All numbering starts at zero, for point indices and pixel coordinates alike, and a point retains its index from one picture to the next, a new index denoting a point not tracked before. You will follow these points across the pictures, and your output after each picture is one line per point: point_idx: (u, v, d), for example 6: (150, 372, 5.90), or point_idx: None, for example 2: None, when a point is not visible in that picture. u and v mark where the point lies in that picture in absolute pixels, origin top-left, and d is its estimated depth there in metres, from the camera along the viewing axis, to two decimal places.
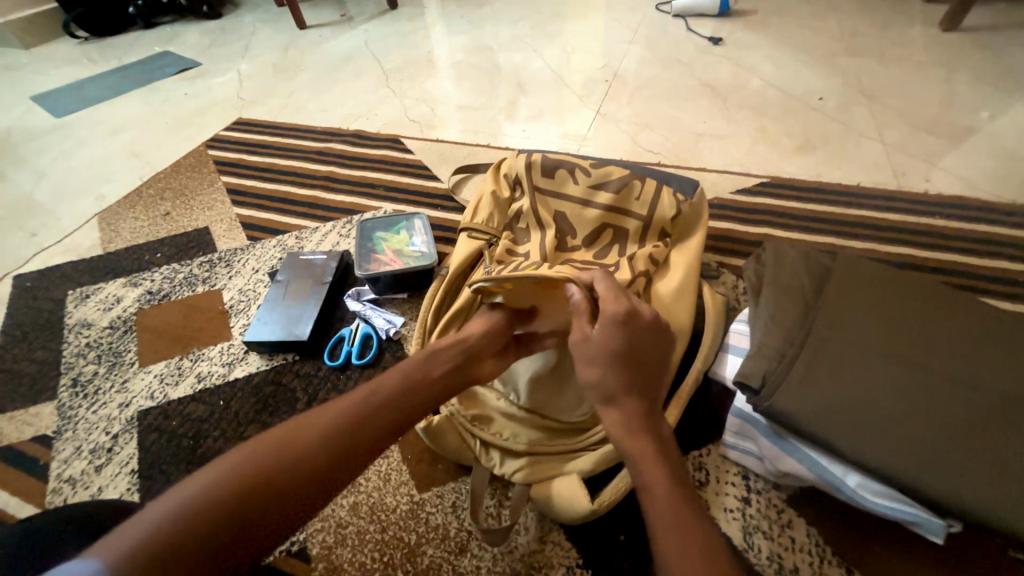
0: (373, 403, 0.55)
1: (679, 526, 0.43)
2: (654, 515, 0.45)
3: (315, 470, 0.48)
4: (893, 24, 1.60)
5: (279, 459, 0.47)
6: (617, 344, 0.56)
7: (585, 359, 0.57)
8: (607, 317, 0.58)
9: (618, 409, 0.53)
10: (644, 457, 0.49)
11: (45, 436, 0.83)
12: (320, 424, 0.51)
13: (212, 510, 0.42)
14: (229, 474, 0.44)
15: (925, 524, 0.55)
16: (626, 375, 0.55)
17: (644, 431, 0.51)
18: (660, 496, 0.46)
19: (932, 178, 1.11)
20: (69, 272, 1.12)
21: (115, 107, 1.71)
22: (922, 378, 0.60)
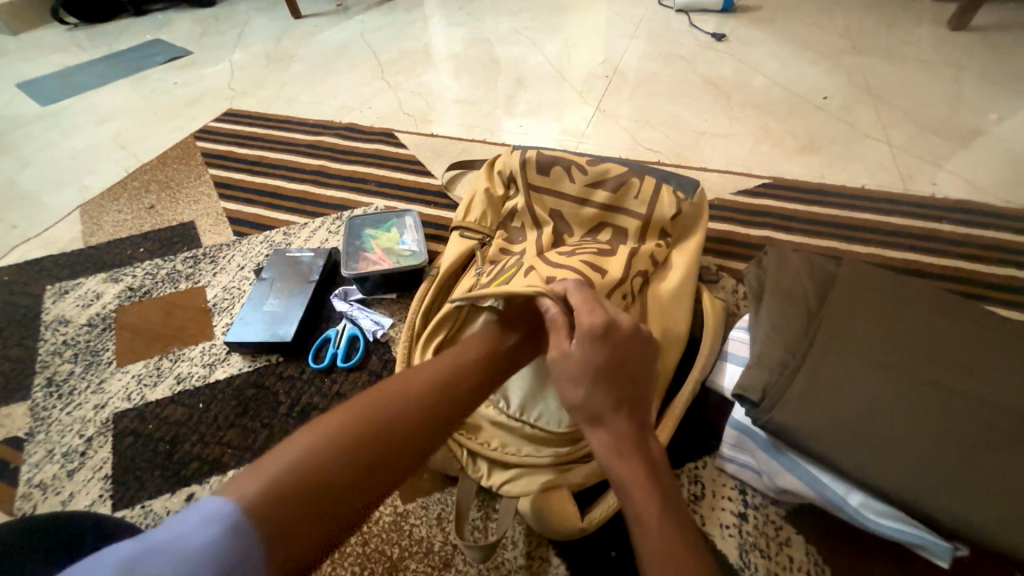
0: (466, 372, 0.53)
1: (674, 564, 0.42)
2: (647, 550, 0.43)
3: (423, 438, 0.46)
4: (900, 22, 1.56)
5: (387, 426, 0.44)
6: (600, 359, 0.52)
7: (567, 377, 0.52)
8: (585, 330, 0.53)
9: (606, 431, 0.50)
10: (635, 484, 0.47)
11: (17, 438, 0.80)
12: (418, 391, 0.48)
13: (327, 475, 0.40)
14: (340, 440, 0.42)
15: (931, 547, 0.53)
16: (611, 393, 0.51)
17: (635, 455, 0.49)
18: (653, 529, 0.44)
19: (939, 181, 1.08)
20: (48, 267, 1.08)
21: (103, 96, 1.67)
22: (930, 392, 0.58)
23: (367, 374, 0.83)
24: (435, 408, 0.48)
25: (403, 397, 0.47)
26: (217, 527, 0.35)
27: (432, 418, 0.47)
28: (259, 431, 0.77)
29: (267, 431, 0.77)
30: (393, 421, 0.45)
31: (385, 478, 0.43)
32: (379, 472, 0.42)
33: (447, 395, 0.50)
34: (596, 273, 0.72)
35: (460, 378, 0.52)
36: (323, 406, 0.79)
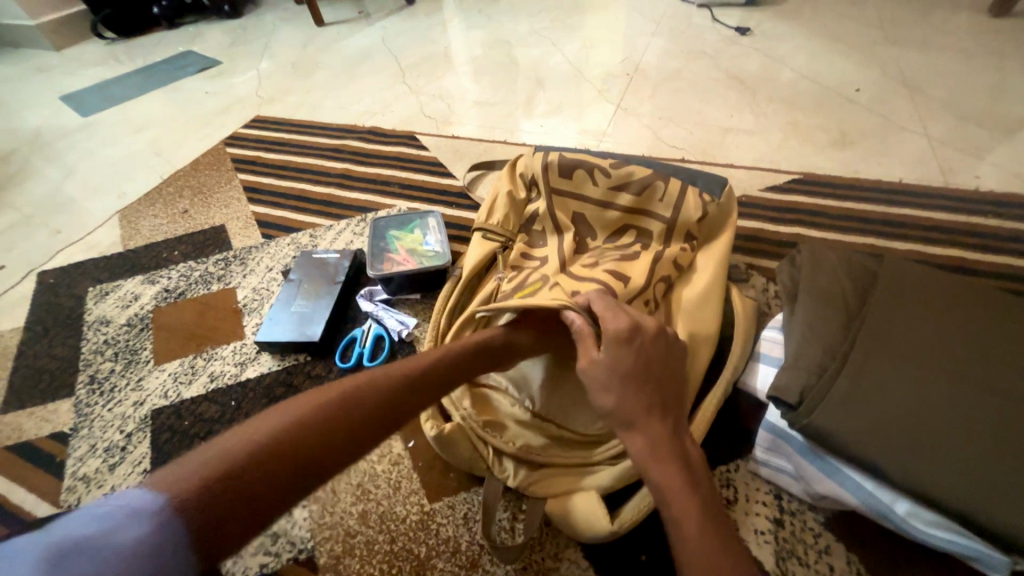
0: (426, 365, 0.54)
1: (710, 562, 0.41)
2: (685, 552, 0.43)
3: (373, 422, 0.47)
4: (936, 10, 1.50)
5: (337, 408, 0.45)
6: (629, 365, 0.53)
7: (599, 384, 0.53)
8: (610, 336, 0.55)
9: (641, 434, 0.50)
10: (671, 488, 0.46)
11: (62, 433, 0.84)
12: (374, 379, 0.50)
13: (272, 452, 0.41)
14: (289, 420, 0.43)
15: (986, 559, 0.50)
16: (642, 398, 0.51)
17: (671, 458, 0.48)
18: (690, 532, 0.43)
19: (982, 174, 1.03)
20: (90, 269, 1.13)
21: (139, 106, 1.74)
22: (982, 394, 0.55)
23: None
24: (389, 396, 0.49)
25: (357, 384, 0.49)
26: (144, 519, 0.33)
27: (386, 405, 0.49)
28: None
29: None
30: (344, 405, 0.46)
31: (334, 459, 0.43)
32: (327, 452, 0.43)
33: (404, 384, 0.51)
34: (620, 282, 0.72)
35: (420, 370, 0.53)
36: None
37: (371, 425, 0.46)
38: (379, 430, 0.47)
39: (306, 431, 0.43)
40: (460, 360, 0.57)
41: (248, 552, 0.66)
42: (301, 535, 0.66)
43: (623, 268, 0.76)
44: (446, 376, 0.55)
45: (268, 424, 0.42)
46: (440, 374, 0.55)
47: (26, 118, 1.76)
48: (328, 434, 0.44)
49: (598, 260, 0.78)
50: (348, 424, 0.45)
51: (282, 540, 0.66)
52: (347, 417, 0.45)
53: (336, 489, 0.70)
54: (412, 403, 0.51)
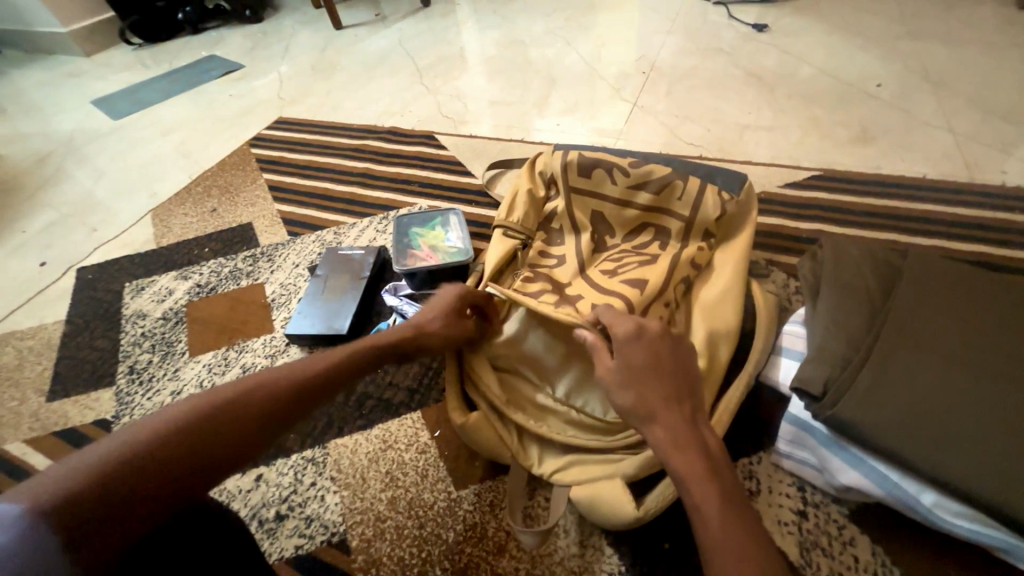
0: (328, 360, 0.56)
1: (735, 549, 0.42)
2: (711, 540, 0.44)
3: (271, 417, 0.49)
4: (959, 4, 1.48)
5: (226, 408, 0.46)
6: (642, 360, 0.54)
7: (617, 382, 0.54)
8: (620, 336, 0.56)
9: (660, 426, 0.50)
10: (692, 476, 0.47)
11: (105, 420, 0.88)
12: (268, 378, 0.51)
13: (156, 453, 0.41)
14: (171, 422, 0.43)
15: (1014, 550, 0.50)
16: (659, 391, 0.52)
17: (692, 447, 0.49)
18: (714, 520, 0.44)
19: (1009, 169, 1.02)
20: (126, 266, 1.18)
21: (166, 109, 1.79)
22: (1010, 387, 0.55)
23: (418, 366, 0.84)
24: (285, 393, 0.51)
25: (247, 384, 0.49)
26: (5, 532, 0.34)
27: (282, 401, 0.50)
28: (317, 417, 0.80)
29: (325, 418, 0.80)
30: (236, 404, 0.47)
31: (230, 454, 0.44)
32: (221, 448, 0.44)
33: (304, 380, 0.53)
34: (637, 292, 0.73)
35: (321, 366, 0.55)
36: (377, 395, 0.81)
37: (268, 420, 0.48)
38: (276, 424, 0.49)
39: (191, 432, 0.43)
40: (368, 355, 0.60)
41: (284, 534, 0.69)
42: (333, 518, 0.69)
43: (641, 272, 0.77)
44: (352, 371, 0.58)
45: (148, 427, 0.42)
46: (344, 369, 0.57)
47: (60, 122, 1.83)
48: (219, 431, 0.45)
49: (619, 266, 0.80)
50: (240, 421, 0.46)
51: (316, 524, 0.69)
52: (238, 414, 0.47)
53: (366, 476, 0.73)
54: (310, 398, 0.53)
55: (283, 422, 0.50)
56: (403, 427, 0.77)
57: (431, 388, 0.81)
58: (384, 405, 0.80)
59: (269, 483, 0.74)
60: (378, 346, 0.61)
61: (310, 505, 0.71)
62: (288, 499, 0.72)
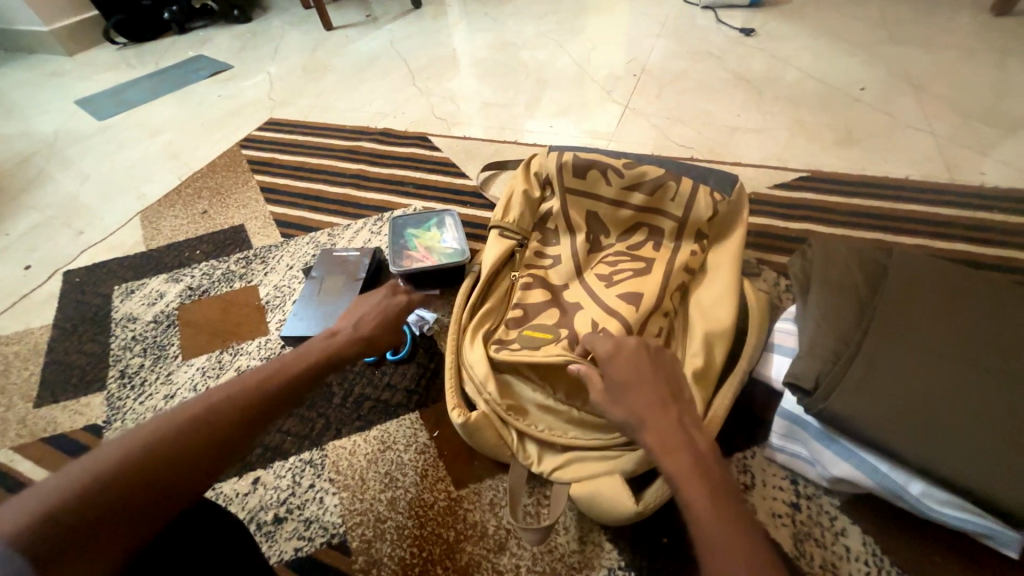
0: (292, 366, 0.58)
1: (727, 546, 0.42)
2: (704, 539, 0.43)
3: (240, 428, 0.50)
4: (938, 10, 1.52)
5: (193, 426, 0.47)
6: (627, 372, 0.56)
7: (609, 398, 0.56)
8: (606, 354, 0.59)
9: (650, 432, 0.51)
10: (683, 475, 0.47)
11: (96, 425, 0.87)
12: (231, 389, 0.52)
13: (129, 476, 0.42)
14: (140, 445, 0.44)
15: (998, 536, 0.52)
16: (646, 398, 0.54)
17: (681, 448, 0.49)
18: (706, 519, 0.44)
19: (987, 170, 1.05)
20: (115, 268, 1.16)
21: (153, 110, 1.77)
22: (991, 380, 0.57)
23: (415, 367, 0.84)
24: (251, 402, 0.52)
25: (211, 397, 0.50)
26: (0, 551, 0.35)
27: (249, 411, 0.51)
28: (315, 420, 0.80)
29: (323, 420, 0.80)
30: (202, 420, 0.48)
31: (204, 468, 0.46)
32: (195, 464, 0.45)
33: (269, 387, 0.54)
34: (630, 307, 0.75)
35: (285, 371, 0.57)
36: (375, 396, 0.81)
37: (238, 431, 0.49)
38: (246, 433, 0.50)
39: (161, 452, 0.44)
40: (330, 359, 0.62)
41: (282, 537, 0.69)
42: (332, 520, 0.69)
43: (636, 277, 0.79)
44: (316, 375, 0.60)
45: (116, 452, 0.42)
46: (309, 372, 0.59)
47: (43, 123, 1.79)
48: (190, 448, 0.46)
49: (614, 270, 0.81)
50: (210, 435, 0.47)
51: (315, 526, 0.69)
52: (207, 429, 0.47)
53: (365, 477, 0.73)
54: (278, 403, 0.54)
55: (253, 430, 0.51)
56: (401, 428, 0.77)
57: (429, 389, 0.81)
58: (382, 407, 0.80)
59: (266, 487, 0.73)
60: (337, 350, 0.64)
61: (309, 507, 0.71)
62: (286, 501, 0.72)
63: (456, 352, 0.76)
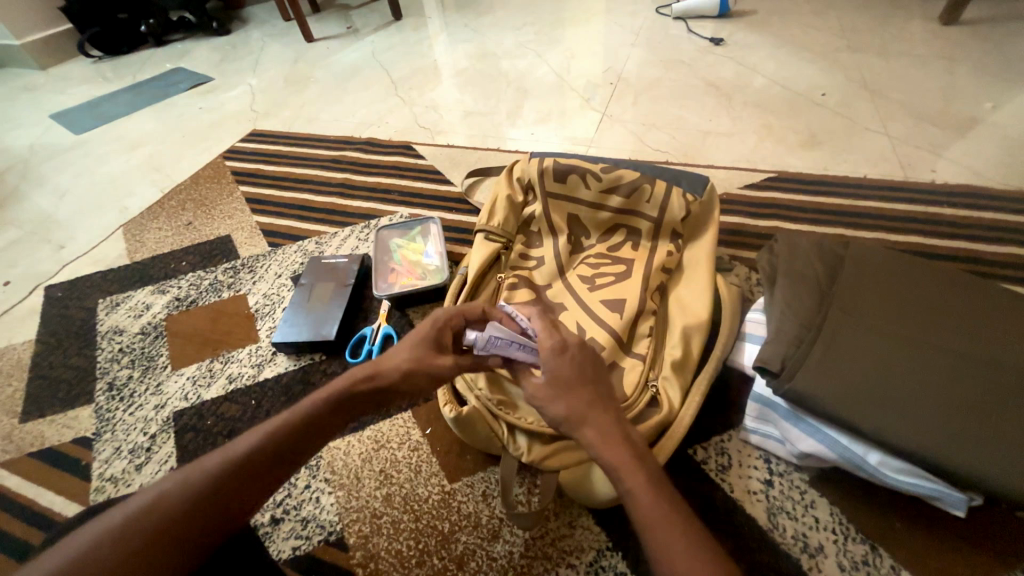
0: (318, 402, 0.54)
1: (665, 524, 0.43)
2: (644, 519, 0.44)
3: (258, 474, 0.46)
4: (892, 20, 1.63)
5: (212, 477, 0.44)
6: (570, 371, 0.56)
7: (548, 395, 0.55)
8: (547, 351, 0.57)
9: (589, 427, 0.51)
10: (623, 467, 0.48)
11: (85, 438, 0.87)
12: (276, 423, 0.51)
13: (142, 535, 0.39)
14: (155, 500, 0.42)
15: (946, 497, 0.58)
16: (587, 396, 0.54)
17: (620, 439, 0.50)
18: (644, 502, 0.45)
19: (938, 168, 1.13)
20: (98, 282, 1.16)
21: (132, 123, 1.76)
22: (937, 358, 0.62)
23: None
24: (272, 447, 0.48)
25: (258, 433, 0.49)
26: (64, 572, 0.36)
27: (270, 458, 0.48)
28: None
29: None
30: (218, 473, 0.45)
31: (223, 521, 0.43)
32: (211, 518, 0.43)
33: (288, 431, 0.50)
34: (616, 314, 0.79)
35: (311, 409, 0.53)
36: None
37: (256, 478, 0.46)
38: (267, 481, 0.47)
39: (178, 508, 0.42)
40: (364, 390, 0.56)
41: (280, 537, 0.70)
42: (329, 518, 0.71)
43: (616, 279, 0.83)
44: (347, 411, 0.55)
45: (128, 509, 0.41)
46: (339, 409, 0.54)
47: (16, 137, 1.77)
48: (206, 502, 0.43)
49: (597, 271, 0.86)
50: (227, 489, 0.44)
51: (312, 525, 0.71)
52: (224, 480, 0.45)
53: (360, 475, 0.75)
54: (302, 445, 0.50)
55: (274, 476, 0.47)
56: (394, 427, 0.79)
57: None
58: (375, 407, 0.82)
59: None
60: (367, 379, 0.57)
61: (306, 507, 0.73)
62: (282, 503, 0.73)
63: None
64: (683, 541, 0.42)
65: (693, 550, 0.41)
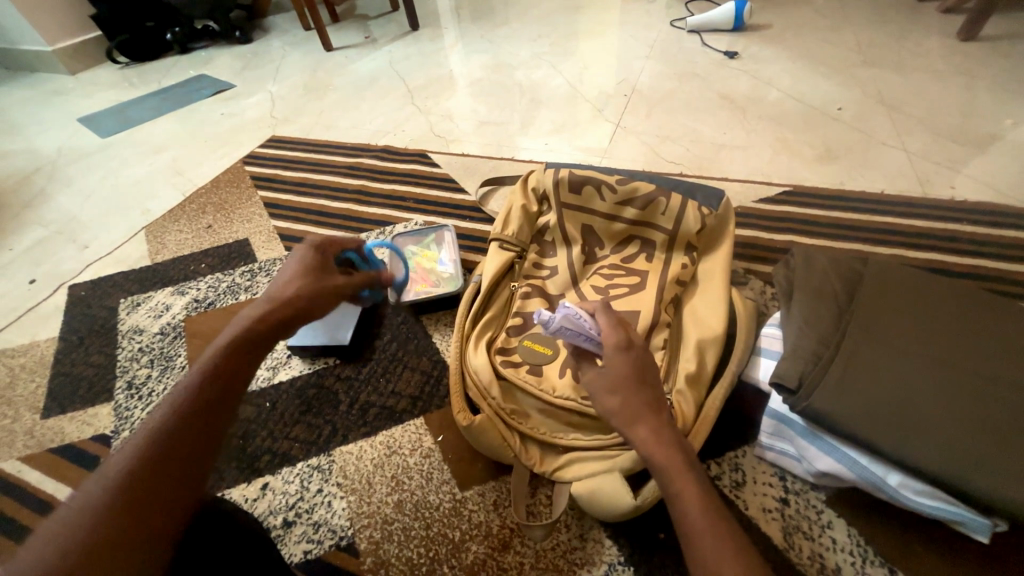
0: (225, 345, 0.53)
1: (712, 530, 0.44)
2: (688, 521, 0.46)
3: (211, 408, 0.47)
4: (909, 35, 1.62)
5: (143, 445, 0.43)
6: (626, 368, 0.58)
7: (604, 388, 0.57)
8: (611, 348, 0.59)
9: (644, 426, 0.54)
10: (672, 467, 0.50)
11: (104, 435, 0.89)
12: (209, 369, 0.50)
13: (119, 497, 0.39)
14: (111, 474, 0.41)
15: (970, 523, 0.57)
16: (643, 397, 0.56)
17: (672, 443, 0.52)
18: (693, 502, 0.47)
19: (957, 185, 1.12)
20: (120, 282, 1.19)
21: (156, 128, 1.81)
22: (957, 379, 0.61)
23: (419, 375, 0.87)
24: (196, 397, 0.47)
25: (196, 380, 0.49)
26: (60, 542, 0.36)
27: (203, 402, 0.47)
28: (322, 426, 0.82)
29: (330, 426, 0.82)
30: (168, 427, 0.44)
31: (202, 451, 0.45)
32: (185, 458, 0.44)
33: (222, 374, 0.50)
34: (630, 326, 0.79)
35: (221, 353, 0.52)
36: (380, 403, 0.84)
37: (211, 411, 0.47)
38: (216, 418, 0.47)
39: (130, 478, 0.41)
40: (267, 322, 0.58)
41: (292, 540, 0.71)
42: (340, 523, 0.72)
43: (630, 295, 0.83)
44: (257, 343, 0.56)
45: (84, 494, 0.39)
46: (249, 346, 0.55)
47: (45, 140, 1.82)
48: (173, 447, 0.44)
49: (610, 282, 0.86)
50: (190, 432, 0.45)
51: (324, 529, 0.71)
52: (166, 440, 0.44)
53: (372, 480, 0.75)
54: (230, 382, 0.50)
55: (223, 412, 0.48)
56: (406, 433, 0.80)
57: (434, 394, 0.84)
58: (388, 413, 0.83)
59: (275, 491, 0.76)
60: (268, 313, 0.59)
61: (317, 511, 0.73)
62: (295, 506, 0.74)
63: (461, 360, 0.78)
64: (727, 547, 0.43)
65: (736, 554, 0.42)
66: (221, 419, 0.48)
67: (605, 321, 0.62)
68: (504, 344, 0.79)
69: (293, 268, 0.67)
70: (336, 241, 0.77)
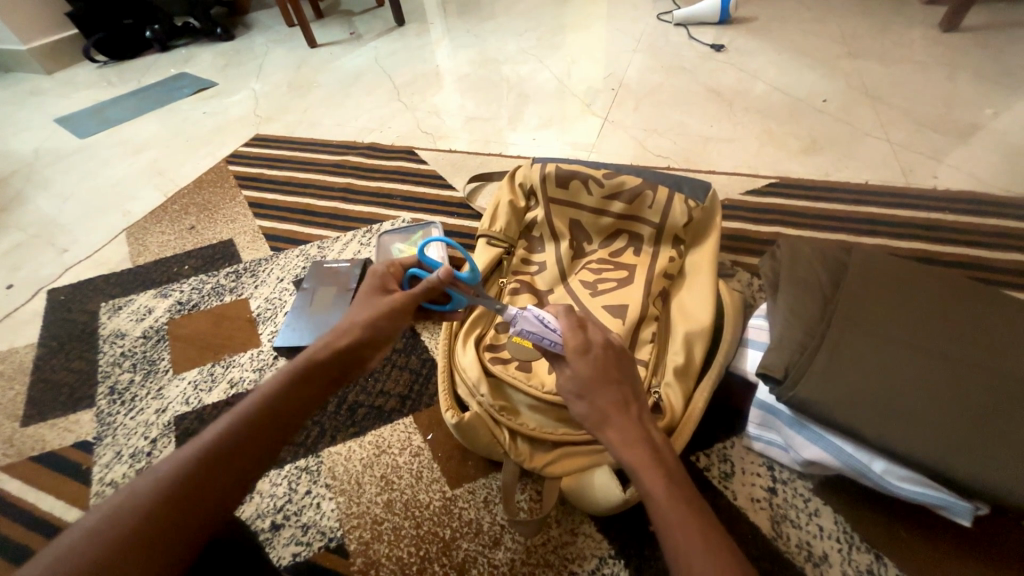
0: (287, 373, 0.50)
1: (684, 527, 0.44)
2: (660, 519, 0.45)
3: (263, 435, 0.44)
4: (893, 26, 1.63)
5: (187, 462, 0.40)
6: (592, 370, 0.55)
7: (571, 392, 0.56)
8: (571, 351, 0.56)
9: (612, 427, 0.52)
10: (640, 467, 0.49)
11: (86, 442, 0.87)
12: (275, 389, 0.48)
13: (148, 512, 0.37)
14: (149, 482, 0.38)
15: (952, 507, 0.58)
16: (610, 396, 0.54)
17: (641, 441, 0.51)
18: (664, 504, 0.46)
19: (940, 174, 1.13)
20: (101, 286, 1.16)
21: (136, 127, 1.77)
22: (941, 367, 0.62)
23: (408, 373, 0.86)
24: (242, 429, 0.43)
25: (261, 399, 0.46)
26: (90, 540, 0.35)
27: (247, 437, 0.43)
28: (310, 427, 0.81)
29: (318, 427, 0.81)
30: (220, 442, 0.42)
31: (238, 482, 0.41)
32: (220, 484, 0.40)
33: (287, 396, 0.48)
34: (618, 319, 0.79)
35: (283, 381, 0.49)
36: (368, 403, 0.83)
37: (261, 437, 0.44)
38: (261, 449, 0.44)
39: (166, 492, 0.38)
40: (335, 353, 0.54)
41: (281, 542, 0.70)
42: (330, 524, 0.71)
43: (618, 290, 0.83)
44: (323, 372, 0.52)
45: (122, 494, 0.38)
46: (312, 379, 0.51)
47: (20, 141, 1.77)
48: (213, 468, 0.41)
49: (599, 276, 0.86)
50: (235, 454, 0.42)
51: (313, 531, 0.71)
52: (211, 458, 0.41)
53: (362, 481, 0.75)
54: (286, 414, 0.47)
55: (267, 446, 0.44)
56: (396, 432, 0.79)
57: (423, 392, 0.84)
58: (376, 412, 0.82)
59: (263, 495, 0.75)
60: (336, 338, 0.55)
61: (306, 513, 0.72)
62: (283, 508, 0.73)
63: (450, 357, 0.78)
64: (703, 544, 0.42)
65: (711, 553, 0.42)
66: (269, 450, 0.44)
67: (568, 320, 0.59)
68: (493, 340, 0.78)
69: (361, 296, 0.63)
70: (401, 261, 0.70)
